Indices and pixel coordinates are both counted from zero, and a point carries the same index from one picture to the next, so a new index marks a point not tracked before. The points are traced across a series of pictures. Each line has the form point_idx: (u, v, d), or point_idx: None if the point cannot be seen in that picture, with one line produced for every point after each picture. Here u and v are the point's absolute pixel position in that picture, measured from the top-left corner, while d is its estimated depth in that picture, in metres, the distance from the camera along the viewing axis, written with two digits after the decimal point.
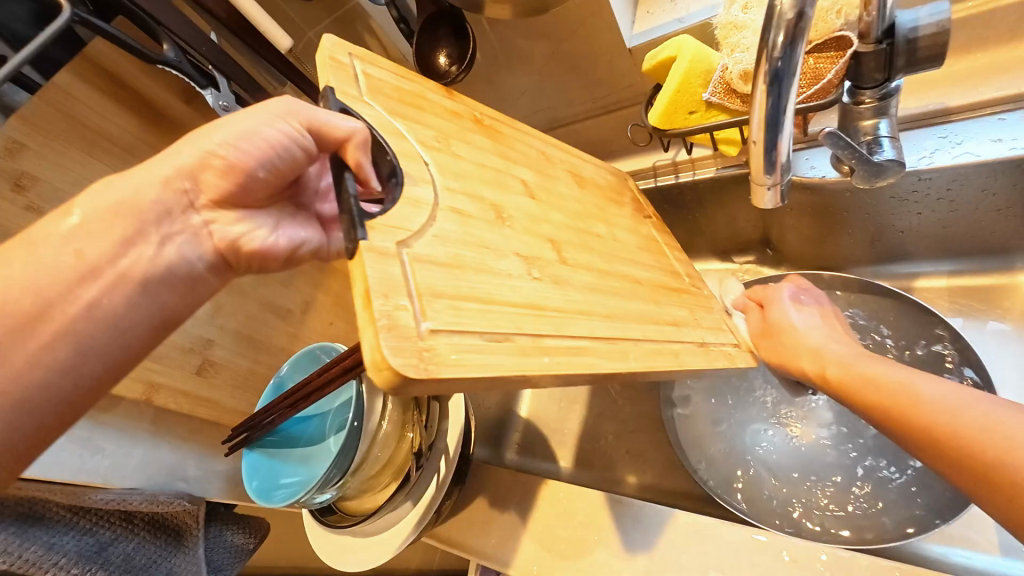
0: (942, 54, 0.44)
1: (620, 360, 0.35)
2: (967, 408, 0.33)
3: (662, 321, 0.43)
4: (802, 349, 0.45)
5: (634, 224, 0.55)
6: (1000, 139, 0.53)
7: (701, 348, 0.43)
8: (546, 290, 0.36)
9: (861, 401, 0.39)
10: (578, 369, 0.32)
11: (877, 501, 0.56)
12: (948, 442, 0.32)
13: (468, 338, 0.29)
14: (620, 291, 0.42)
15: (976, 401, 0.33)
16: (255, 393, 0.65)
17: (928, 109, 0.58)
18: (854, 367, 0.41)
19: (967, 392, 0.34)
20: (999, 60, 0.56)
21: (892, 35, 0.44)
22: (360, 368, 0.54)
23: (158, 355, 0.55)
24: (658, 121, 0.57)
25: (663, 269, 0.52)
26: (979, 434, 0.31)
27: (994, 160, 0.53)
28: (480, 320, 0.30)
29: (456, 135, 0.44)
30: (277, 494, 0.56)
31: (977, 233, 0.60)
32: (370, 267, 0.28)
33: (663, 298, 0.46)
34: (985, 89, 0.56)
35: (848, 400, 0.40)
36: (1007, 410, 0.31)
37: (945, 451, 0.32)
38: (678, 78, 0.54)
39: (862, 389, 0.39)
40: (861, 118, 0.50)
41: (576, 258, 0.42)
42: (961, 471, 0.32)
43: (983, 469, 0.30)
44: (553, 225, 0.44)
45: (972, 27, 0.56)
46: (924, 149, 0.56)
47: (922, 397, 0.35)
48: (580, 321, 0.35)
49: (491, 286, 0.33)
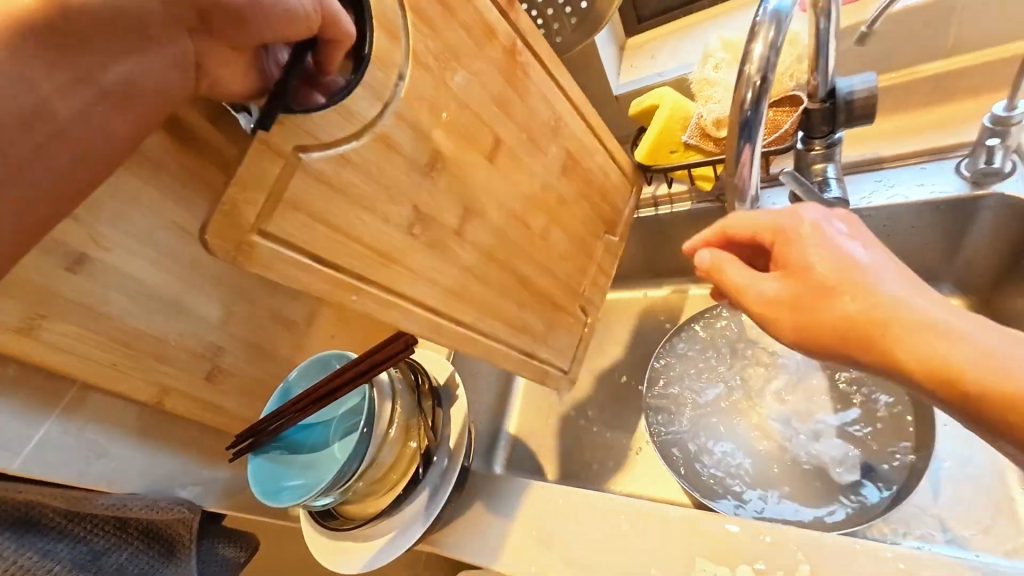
0: (873, 113, 0.53)
1: (425, 334, 0.46)
2: (975, 348, 0.33)
3: (507, 318, 0.53)
4: (838, 288, 0.37)
5: (587, 226, 0.62)
6: (923, 184, 0.63)
7: (525, 359, 0.56)
8: (410, 249, 0.44)
9: (875, 338, 0.36)
10: (375, 314, 0.42)
11: (739, 473, 0.68)
12: (961, 384, 0.33)
13: (284, 254, 0.37)
14: (496, 286, 0.52)
15: (983, 341, 0.33)
16: (258, 401, 0.67)
17: (865, 158, 0.68)
18: (871, 306, 0.36)
19: (979, 331, 0.34)
20: (917, 121, 0.68)
21: (834, 96, 0.54)
22: (372, 373, 0.57)
23: (171, 359, 0.57)
24: (643, 157, 0.66)
25: (570, 281, 0.61)
26: (986, 371, 0.32)
27: (921, 202, 0.62)
28: (318, 248, 0.39)
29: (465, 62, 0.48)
30: (284, 495, 0.57)
31: (909, 264, 0.70)
32: (248, 159, 0.35)
33: (534, 306, 0.56)
34: (908, 144, 0.67)
35: (868, 352, 0.36)
36: (1008, 347, 0.32)
37: (934, 376, 0.33)
38: (660, 123, 0.64)
39: (835, 321, 0.37)
40: (813, 162, 0.59)
41: (478, 246, 0.50)
42: (942, 395, 0.34)
43: (995, 394, 0.31)
44: (495, 224, 0.52)
45: (897, 93, 0.68)
46: (864, 191, 0.66)
47: (888, 302, 0.35)
48: (418, 288, 0.45)
49: (363, 224, 0.41)
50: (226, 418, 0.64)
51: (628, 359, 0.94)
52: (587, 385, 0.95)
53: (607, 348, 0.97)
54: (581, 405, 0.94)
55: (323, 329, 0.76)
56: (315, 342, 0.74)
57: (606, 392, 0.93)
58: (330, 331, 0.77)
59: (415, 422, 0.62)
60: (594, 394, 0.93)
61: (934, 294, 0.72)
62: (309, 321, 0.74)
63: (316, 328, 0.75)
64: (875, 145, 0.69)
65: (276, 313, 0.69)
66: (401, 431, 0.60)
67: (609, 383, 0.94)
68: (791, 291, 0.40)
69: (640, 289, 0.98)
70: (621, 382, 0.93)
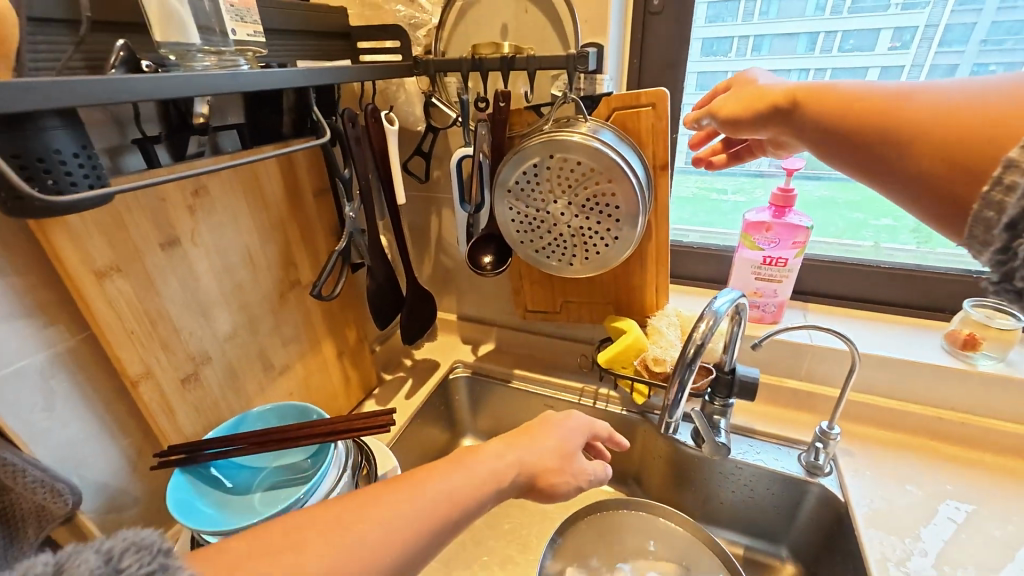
0: (755, 392, 0.79)
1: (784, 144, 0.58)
2: (654, 294, 0.90)
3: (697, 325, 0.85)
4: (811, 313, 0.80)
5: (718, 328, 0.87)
6: (777, 458, 0.85)
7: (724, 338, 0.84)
8: (519, 275, 0.98)
9: (633, 295, 0.92)
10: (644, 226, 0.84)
11: (571, 539, 0.85)
12: (642, 310, 0.92)
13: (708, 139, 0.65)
14: (536, 295, 1.00)
15: (655, 301, 0.91)
16: (205, 423, 0.67)
17: (743, 425, 0.90)
18: (632, 271, 0.90)
19: (654, 302, 0.91)
20: (788, 415, 0.91)
21: (734, 373, 0.79)
22: (336, 438, 0.63)
23: (172, 351, 0.61)
24: (604, 357, 0.85)
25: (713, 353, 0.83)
26: (655, 295, 0.90)
27: (773, 470, 0.83)
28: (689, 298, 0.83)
29: (570, 290, 0.96)
30: (194, 518, 0.55)
31: (760, 521, 0.88)
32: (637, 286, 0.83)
33: (672, 312, 0.89)
34: (775, 427, 0.89)
35: (622, 297, 0.93)
36: (647, 304, 0.91)
37: (635, 296, 0.92)
38: (626, 344, 0.84)
39: (604, 285, 0.93)
40: (713, 409, 0.82)
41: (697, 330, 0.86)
42: (639, 280, 0.90)
43: (637, 297, 0.92)
44: None
45: (784, 395, 0.91)
46: (738, 448, 0.87)
47: (617, 271, 0.91)
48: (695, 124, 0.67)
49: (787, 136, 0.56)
50: (169, 428, 0.62)
51: (530, 530, 0.99)
52: (482, 542, 0.97)
53: (514, 513, 1.02)
54: (470, 563, 0.93)
55: (287, 385, 0.80)
56: (276, 392, 0.78)
57: (501, 556, 0.95)
58: (290, 389, 0.81)
59: None
60: (485, 555, 0.95)
61: (775, 553, 0.88)
62: (283, 371, 0.79)
63: (282, 381, 0.79)
64: (751, 417, 0.91)
65: (264, 352, 0.75)
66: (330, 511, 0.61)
67: (503, 546, 0.97)
68: (594, 309, 0.96)
69: None
70: (514, 550, 0.96)
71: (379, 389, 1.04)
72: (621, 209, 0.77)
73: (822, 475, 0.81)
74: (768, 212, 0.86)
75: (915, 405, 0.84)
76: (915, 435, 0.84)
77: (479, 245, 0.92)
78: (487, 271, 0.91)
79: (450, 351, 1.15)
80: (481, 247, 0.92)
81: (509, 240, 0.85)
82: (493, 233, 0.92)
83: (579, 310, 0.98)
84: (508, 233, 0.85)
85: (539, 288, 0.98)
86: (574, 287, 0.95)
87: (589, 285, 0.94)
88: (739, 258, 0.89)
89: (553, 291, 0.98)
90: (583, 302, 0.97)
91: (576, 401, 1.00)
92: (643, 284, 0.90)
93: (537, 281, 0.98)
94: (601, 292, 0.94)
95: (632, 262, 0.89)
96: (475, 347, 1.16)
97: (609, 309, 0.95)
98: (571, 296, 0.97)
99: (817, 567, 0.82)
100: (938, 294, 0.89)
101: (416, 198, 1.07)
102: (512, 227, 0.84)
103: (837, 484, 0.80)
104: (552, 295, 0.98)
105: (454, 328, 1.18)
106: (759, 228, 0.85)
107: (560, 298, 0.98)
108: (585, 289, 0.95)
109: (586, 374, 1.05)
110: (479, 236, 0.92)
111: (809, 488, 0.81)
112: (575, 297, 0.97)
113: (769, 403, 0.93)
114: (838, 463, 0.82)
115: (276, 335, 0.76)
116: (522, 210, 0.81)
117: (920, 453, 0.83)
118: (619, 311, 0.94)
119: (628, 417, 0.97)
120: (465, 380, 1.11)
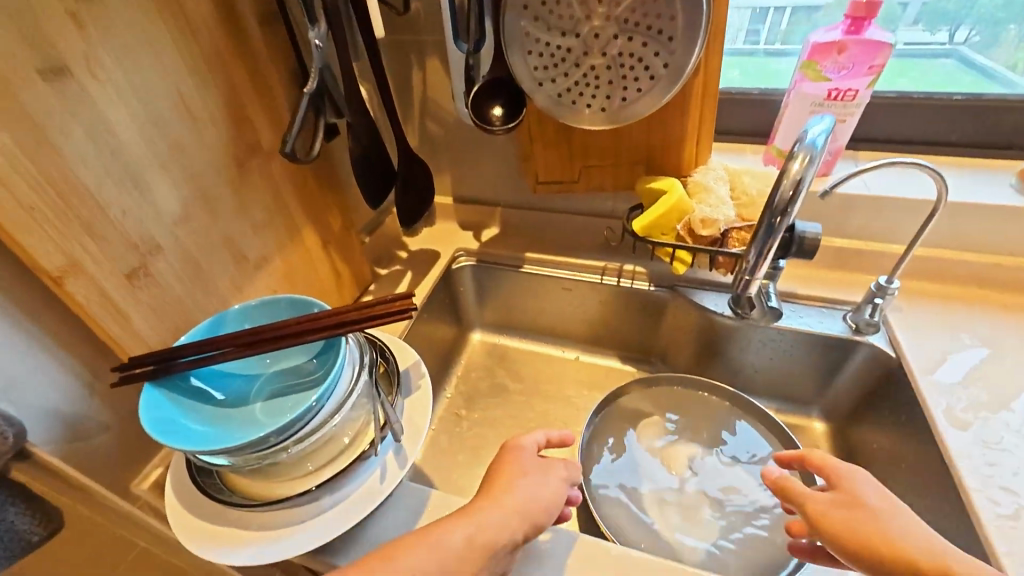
0: (816, 250, 0.68)
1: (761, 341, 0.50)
2: (696, 145, 0.77)
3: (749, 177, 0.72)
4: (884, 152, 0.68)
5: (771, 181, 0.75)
6: (821, 320, 0.79)
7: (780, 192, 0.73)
8: (531, 135, 0.81)
9: (670, 149, 0.77)
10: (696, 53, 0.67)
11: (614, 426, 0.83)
12: (680, 167, 0.79)
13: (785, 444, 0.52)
14: (552, 161, 0.84)
15: (696, 155, 0.77)
16: (173, 327, 0.54)
17: (784, 290, 0.83)
18: (672, 119, 0.74)
19: (693, 157, 0.78)
20: (831, 277, 0.84)
21: (793, 229, 0.68)
22: (344, 329, 0.50)
23: (101, 236, 0.45)
24: (640, 224, 0.74)
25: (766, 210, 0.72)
26: (696, 147, 0.77)
27: (817, 332, 0.78)
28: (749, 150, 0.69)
29: (593, 151, 0.81)
30: (180, 439, 0.43)
31: (794, 386, 0.86)
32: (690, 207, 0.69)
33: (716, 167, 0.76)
34: (820, 290, 0.82)
35: (658, 153, 0.78)
36: (687, 159, 0.78)
37: (675, 149, 0.77)
38: (666, 205, 0.72)
39: (636, 141, 0.78)
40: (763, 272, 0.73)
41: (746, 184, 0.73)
42: (680, 129, 0.75)
43: (676, 151, 0.78)
44: None
45: (829, 257, 0.83)
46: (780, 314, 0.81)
47: (654, 120, 0.75)
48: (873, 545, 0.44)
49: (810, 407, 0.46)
50: (125, 334, 0.49)
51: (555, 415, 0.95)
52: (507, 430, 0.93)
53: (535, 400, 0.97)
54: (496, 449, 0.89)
55: (267, 281, 0.66)
56: (255, 289, 0.64)
57: None
58: (272, 286, 0.67)
59: (368, 402, 0.53)
60: None
61: (807, 414, 0.86)
62: (259, 264, 0.64)
63: (261, 276, 0.65)
64: (792, 282, 0.84)
65: (230, 240, 0.59)
66: (351, 413, 0.51)
67: None
68: (621, 172, 0.82)
69: (573, 351, 1.01)
70: None
71: (375, 285, 0.91)
72: (675, 23, 0.59)
73: (873, 332, 0.76)
74: (839, 30, 0.69)
75: (971, 253, 0.77)
76: (963, 285, 0.79)
77: (483, 95, 0.73)
78: (496, 128, 0.74)
79: (449, 239, 1.01)
80: (485, 98, 0.73)
81: (524, 83, 0.67)
82: (499, 79, 0.73)
83: (604, 174, 0.83)
84: (524, 72, 0.66)
85: (556, 151, 0.82)
86: (599, 145, 0.80)
87: (619, 140, 0.79)
88: (795, 95, 0.74)
89: (573, 153, 0.82)
90: (610, 164, 0.82)
91: (598, 280, 0.91)
92: (684, 133, 0.76)
93: (554, 141, 0.81)
94: (632, 148, 0.79)
95: (674, 106, 0.73)
96: (477, 232, 1.02)
97: (640, 171, 0.81)
98: (596, 158, 0.81)
99: (854, 424, 0.80)
100: (1008, 128, 0.78)
101: (390, 46, 0.84)
102: (529, 62, 0.65)
103: (888, 340, 0.75)
104: (571, 159, 0.83)
105: (451, 212, 1.03)
106: (829, 51, 0.69)
107: (582, 161, 0.83)
108: (612, 147, 0.80)
109: (607, 251, 0.94)
110: (482, 83, 0.72)
111: (856, 347, 0.77)
112: (601, 159, 0.81)
113: (810, 266, 0.85)
114: (887, 319, 0.77)
115: (242, 217, 0.60)
116: (547, 35, 0.63)
117: (971, 304, 0.78)
118: (652, 171, 0.80)
119: (656, 294, 0.88)
120: (471, 269, 0.98)
